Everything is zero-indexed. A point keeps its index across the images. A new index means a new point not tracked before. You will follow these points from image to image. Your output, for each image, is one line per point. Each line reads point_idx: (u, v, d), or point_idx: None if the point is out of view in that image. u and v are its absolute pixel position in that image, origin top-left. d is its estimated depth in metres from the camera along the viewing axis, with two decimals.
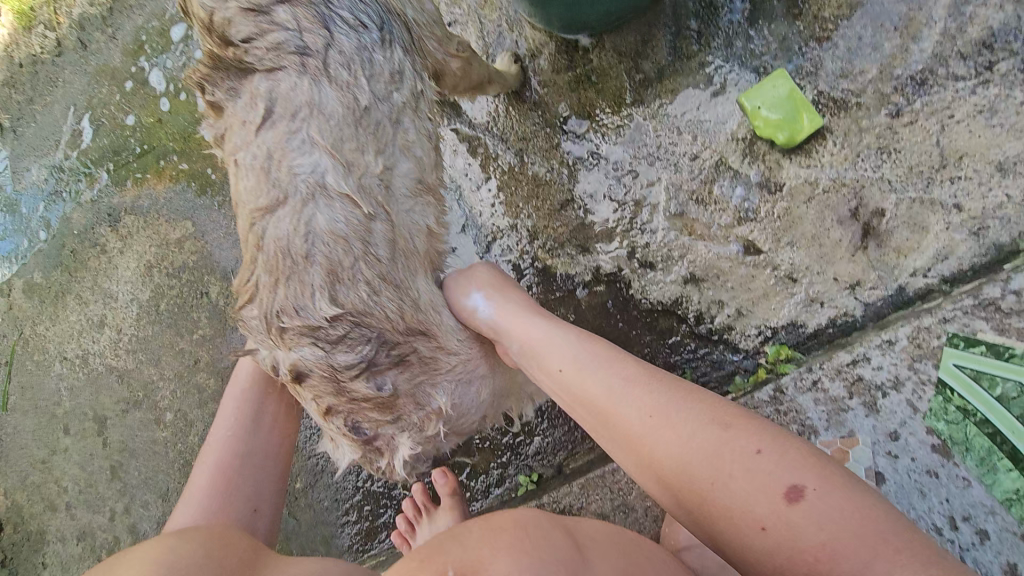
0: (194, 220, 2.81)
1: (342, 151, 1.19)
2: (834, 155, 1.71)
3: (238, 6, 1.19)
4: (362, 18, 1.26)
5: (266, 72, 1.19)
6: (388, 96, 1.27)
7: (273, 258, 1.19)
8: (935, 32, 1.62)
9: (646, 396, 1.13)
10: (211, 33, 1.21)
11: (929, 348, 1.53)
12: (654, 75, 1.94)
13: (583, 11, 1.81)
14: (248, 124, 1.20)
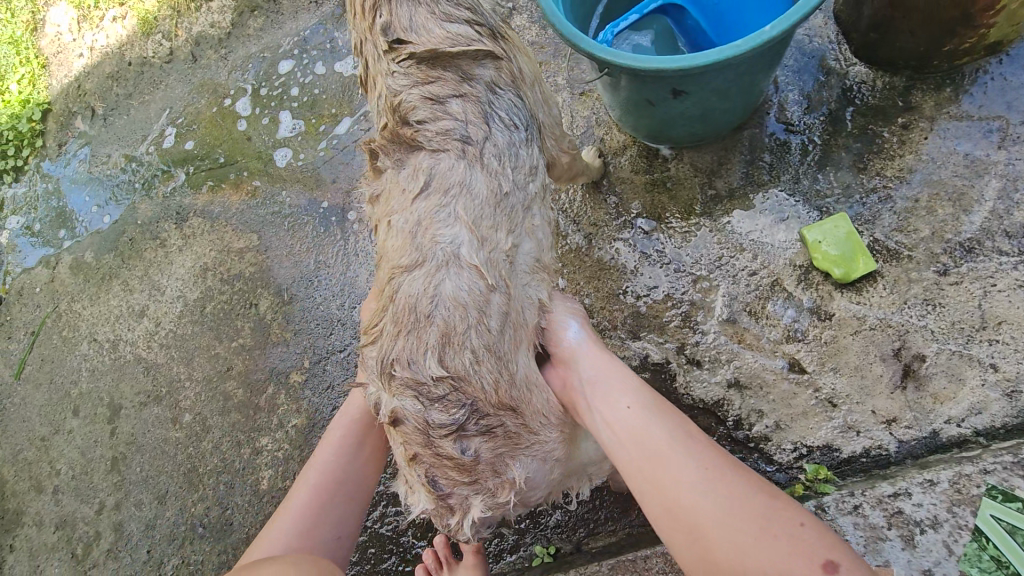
0: (261, 235, 2.95)
1: (479, 228, 1.39)
2: (884, 298, 1.87)
3: (421, 96, 1.49)
4: (514, 119, 1.55)
5: (431, 150, 1.46)
6: (524, 185, 1.52)
7: (400, 311, 1.36)
8: (985, 209, 1.83)
9: (702, 451, 1.23)
10: (394, 112, 1.52)
11: (968, 495, 1.54)
12: (725, 193, 2.14)
13: (670, 128, 2.05)
14: (407, 192, 1.44)
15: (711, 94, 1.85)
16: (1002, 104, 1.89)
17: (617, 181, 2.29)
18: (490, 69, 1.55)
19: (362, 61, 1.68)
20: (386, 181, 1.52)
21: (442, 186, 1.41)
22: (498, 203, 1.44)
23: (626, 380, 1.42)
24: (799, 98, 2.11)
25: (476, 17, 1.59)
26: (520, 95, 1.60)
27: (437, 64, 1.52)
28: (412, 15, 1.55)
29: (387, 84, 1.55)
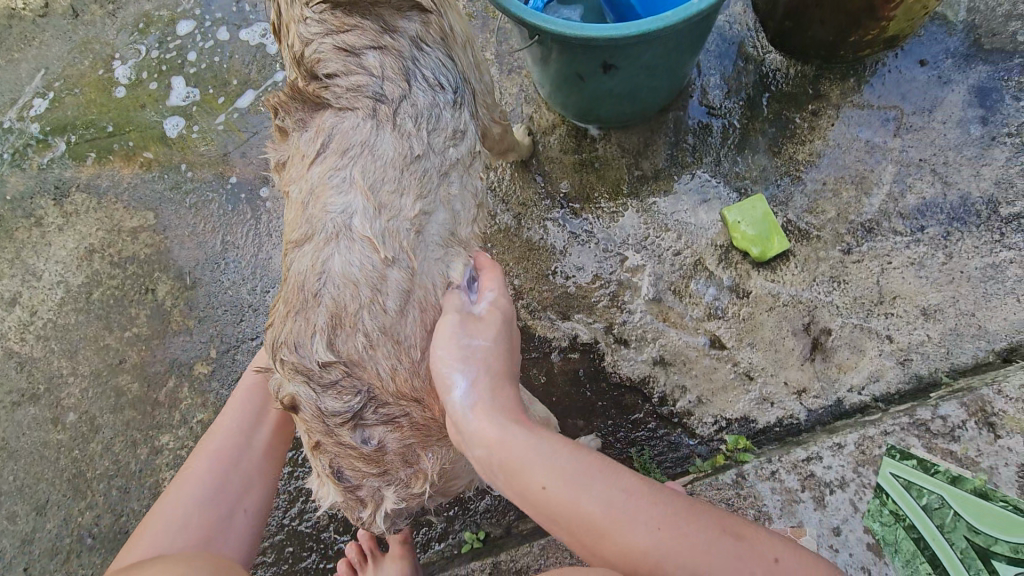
0: (158, 212, 2.66)
1: (377, 194, 1.30)
2: (796, 276, 1.96)
3: (334, 45, 1.40)
4: (440, 80, 1.47)
5: (338, 109, 1.38)
6: (441, 149, 1.42)
7: (291, 291, 1.29)
8: (882, 192, 1.97)
9: (652, 515, 0.98)
10: (301, 65, 1.42)
11: (871, 456, 1.64)
12: (650, 174, 2.17)
13: (597, 107, 2.05)
14: (306, 159, 1.36)
15: (639, 71, 1.85)
16: (897, 95, 2.03)
17: (545, 161, 2.26)
18: (417, 23, 1.46)
19: (276, 10, 1.52)
20: (292, 146, 1.41)
21: (342, 146, 1.34)
22: (406, 165, 1.34)
23: (534, 439, 1.06)
24: (719, 82, 2.17)
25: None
26: (449, 54, 1.51)
27: (355, 12, 1.41)
28: None
29: (300, 31, 1.43)
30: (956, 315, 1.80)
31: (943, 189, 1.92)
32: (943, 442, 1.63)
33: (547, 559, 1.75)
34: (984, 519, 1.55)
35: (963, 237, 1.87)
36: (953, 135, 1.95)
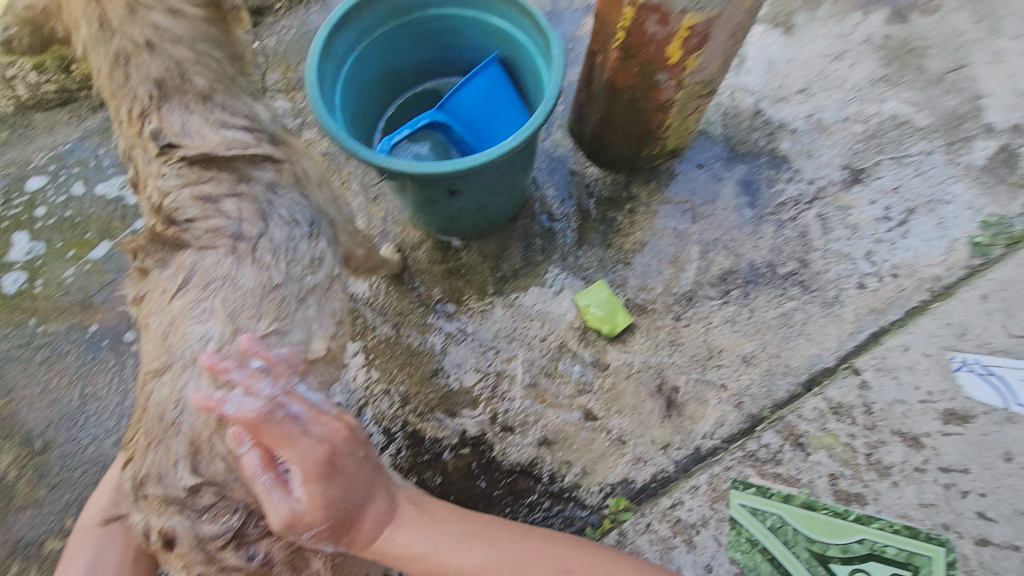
0: (4, 373, 2.47)
1: (236, 320, 1.41)
2: (643, 345, 2.28)
3: (191, 195, 1.49)
4: (296, 215, 1.62)
5: (197, 249, 1.48)
6: (300, 276, 1.57)
7: (154, 421, 1.35)
8: (694, 267, 2.41)
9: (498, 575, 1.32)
10: (159, 212, 1.51)
11: (721, 490, 1.96)
12: (510, 274, 2.46)
13: (455, 223, 2.35)
14: (165, 293, 1.46)
15: (482, 193, 2.18)
16: (688, 192, 2.55)
17: (416, 272, 2.48)
18: (270, 172, 1.61)
19: (134, 164, 1.59)
20: (152, 280, 1.50)
21: (202, 281, 1.44)
22: (265, 294, 1.48)
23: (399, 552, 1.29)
24: (556, 192, 2.60)
25: (253, 122, 1.62)
26: (308, 197, 1.69)
27: (211, 164, 1.52)
28: (184, 119, 1.51)
29: (158, 185, 1.52)
30: (767, 359, 2.18)
31: (736, 259, 2.40)
32: (773, 467, 1.98)
33: None
34: (813, 527, 1.89)
35: (758, 294, 2.32)
36: (732, 218, 2.48)
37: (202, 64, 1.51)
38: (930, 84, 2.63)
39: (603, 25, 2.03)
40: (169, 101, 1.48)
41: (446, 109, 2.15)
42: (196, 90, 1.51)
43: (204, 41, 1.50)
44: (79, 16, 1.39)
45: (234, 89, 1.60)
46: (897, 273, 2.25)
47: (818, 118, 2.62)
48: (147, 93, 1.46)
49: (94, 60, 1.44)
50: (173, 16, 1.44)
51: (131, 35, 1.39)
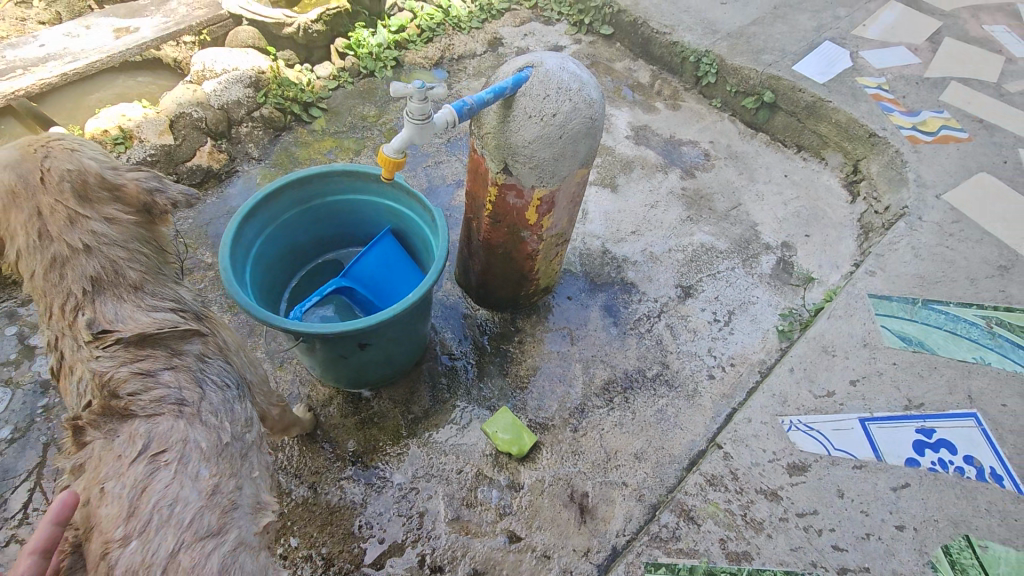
0: None
1: (205, 477, 1.44)
2: (550, 460, 2.53)
3: (130, 370, 1.52)
4: (225, 380, 1.73)
5: (146, 416, 1.47)
6: (241, 435, 1.66)
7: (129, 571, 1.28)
8: (580, 382, 2.79)
9: None
10: (102, 388, 1.48)
11: None
12: (421, 414, 2.65)
13: (364, 375, 2.55)
14: (122, 458, 1.39)
15: (389, 344, 2.44)
16: (564, 320, 3.03)
17: (329, 429, 2.57)
18: (197, 343, 1.71)
19: (57, 353, 1.62)
20: (90, 452, 1.42)
21: (161, 447, 1.42)
22: (220, 451, 1.53)
23: None
24: (452, 334, 2.95)
25: (179, 304, 1.76)
26: (227, 361, 1.79)
27: (145, 343, 1.59)
28: (117, 308, 1.60)
29: (89, 367, 1.52)
30: (655, 452, 2.54)
31: (613, 369, 2.84)
32: None
33: None
34: None
35: (637, 396, 2.73)
36: (603, 336, 2.96)
37: (133, 260, 1.68)
38: (721, 219, 3.52)
39: (475, 199, 2.53)
40: (102, 293, 1.59)
41: (349, 276, 2.48)
42: (128, 281, 1.64)
43: (136, 240, 1.70)
44: (19, 228, 1.56)
45: (160, 278, 1.75)
46: (734, 361, 2.85)
47: (651, 251, 3.32)
48: (81, 288, 1.56)
49: (28, 265, 1.58)
50: (108, 222, 1.65)
51: (68, 241, 1.56)
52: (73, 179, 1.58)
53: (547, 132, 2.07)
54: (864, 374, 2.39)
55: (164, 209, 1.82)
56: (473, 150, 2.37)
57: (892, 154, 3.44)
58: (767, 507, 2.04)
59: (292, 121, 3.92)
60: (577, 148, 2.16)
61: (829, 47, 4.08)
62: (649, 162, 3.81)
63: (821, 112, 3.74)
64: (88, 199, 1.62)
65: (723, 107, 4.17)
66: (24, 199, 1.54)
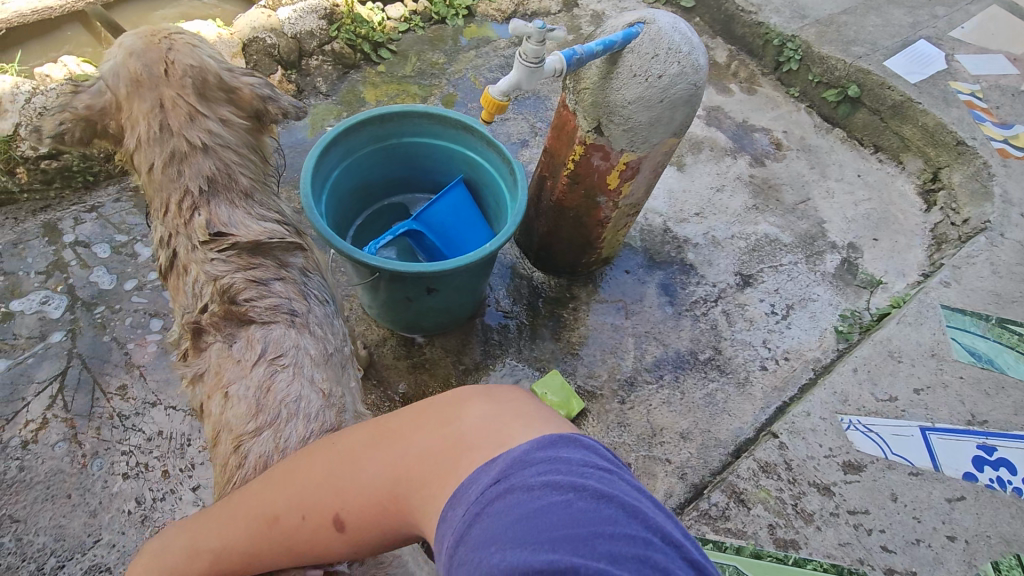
0: None
1: (319, 381, 1.52)
2: (595, 428, 2.54)
3: (244, 278, 1.63)
4: (323, 295, 1.81)
5: (262, 323, 1.57)
6: (341, 347, 1.74)
7: (252, 472, 1.37)
8: (630, 355, 2.78)
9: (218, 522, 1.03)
10: (220, 295, 1.58)
11: None
12: (472, 365, 2.68)
13: (421, 320, 2.56)
14: (242, 362, 1.50)
15: (454, 292, 2.43)
16: (620, 292, 3.00)
17: (382, 368, 2.61)
18: (299, 257, 1.81)
19: (167, 251, 1.71)
20: (208, 358, 1.54)
21: (278, 352, 1.53)
22: (326, 359, 1.60)
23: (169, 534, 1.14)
24: (505, 294, 2.94)
25: (282, 218, 1.87)
26: (324, 278, 1.86)
27: (257, 254, 1.70)
28: (230, 213, 1.72)
29: (205, 269, 1.63)
30: (701, 434, 2.53)
31: (665, 348, 2.82)
32: None
33: None
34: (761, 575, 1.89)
35: (686, 377, 2.72)
36: (658, 314, 2.93)
37: (243, 166, 1.80)
38: (788, 211, 3.42)
39: (554, 157, 2.49)
40: (217, 195, 1.71)
41: (420, 220, 2.45)
42: (240, 187, 1.76)
43: (247, 147, 1.83)
44: (140, 117, 1.66)
45: (266, 188, 1.89)
46: (788, 355, 2.81)
47: (713, 235, 3.25)
48: (197, 187, 1.68)
49: (147, 158, 1.68)
50: (223, 123, 1.76)
51: (187, 138, 1.67)
52: (194, 75, 1.70)
53: (648, 94, 2.01)
54: (928, 384, 2.34)
55: (272, 118, 1.95)
56: (563, 105, 2.32)
57: (979, 166, 3.30)
58: (819, 500, 2.04)
59: (360, 60, 3.85)
60: (674, 115, 2.09)
61: (922, 46, 3.88)
62: (718, 145, 3.70)
63: (907, 113, 3.58)
64: (205, 97, 1.74)
65: (800, 97, 4.01)
66: (148, 88, 1.64)
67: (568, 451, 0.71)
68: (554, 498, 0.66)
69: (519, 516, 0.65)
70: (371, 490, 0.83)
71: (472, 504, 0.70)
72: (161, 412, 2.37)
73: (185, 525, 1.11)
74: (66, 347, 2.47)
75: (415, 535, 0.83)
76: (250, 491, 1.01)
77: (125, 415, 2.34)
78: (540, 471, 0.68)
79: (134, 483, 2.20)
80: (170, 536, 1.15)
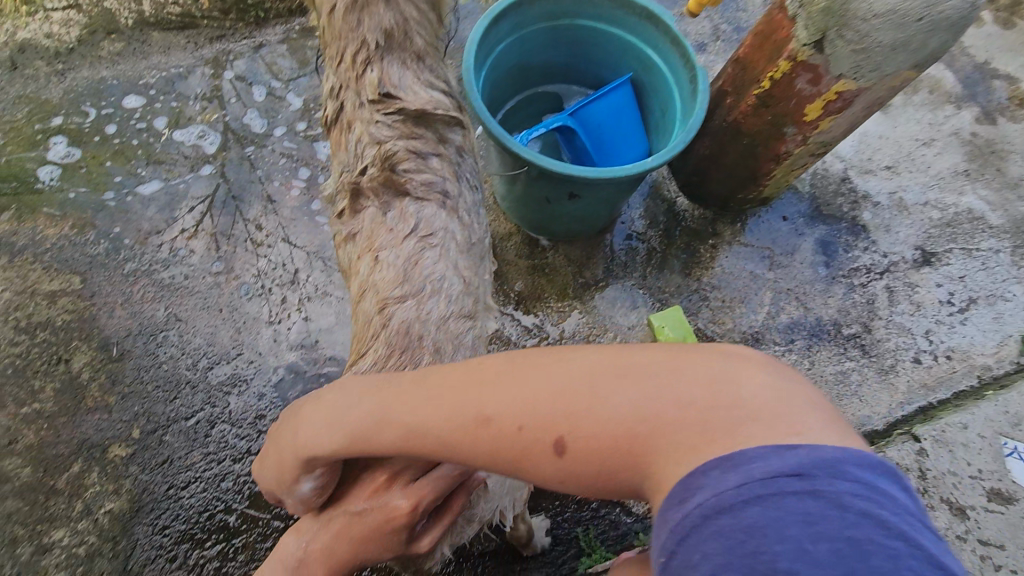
0: (89, 277, 2.41)
1: (462, 268, 1.61)
2: None
3: (405, 148, 1.60)
4: (476, 181, 1.78)
5: (416, 198, 1.59)
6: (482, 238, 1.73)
7: (392, 334, 1.49)
8: (763, 311, 2.53)
9: (399, 399, 0.96)
10: (382, 161, 1.56)
11: None
12: (591, 282, 2.56)
13: (553, 224, 2.45)
14: (394, 232, 1.56)
15: (597, 203, 2.27)
16: (769, 239, 2.67)
17: (502, 263, 2.58)
18: (459, 135, 1.73)
19: (337, 103, 1.70)
20: (363, 221, 1.60)
21: (428, 230, 1.57)
22: (468, 246, 1.65)
23: (332, 395, 1.09)
24: (641, 215, 2.71)
25: (448, 91, 1.75)
26: (478, 161, 1.81)
27: (420, 124, 1.65)
28: (401, 75, 1.63)
29: (369, 131, 1.62)
30: None
31: (805, 311, 2.53)
32: None
33: None
34: None
35: (821, 349, 2.46)
36: (808, 273, 2.61)
37: (421, 23, 1.63)
38: (1008, 187, 2.78)
39: (743, 74, 2.16)
40: (390, 52, 1.60)
41: (576, 117, 2.23)
42: (414, 47, 1.63)
43: None
44: None
45: (438, 51, 1.74)
46: (951, 355, 2.42)
47: (900, 197, 2.75)
48: (375, 39, 1.57)
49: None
50: None
51: None
52: None
53: (903, 8, 1.64)
54: None
55: None
56: (775, 10, 1.98)
57: None
58: (948, 519, 1.83)
59: None
60: (926, 41, 1.69)
61: None
62: (942, 88, 3.01)
63: None
64: None
65: None
66: None
67: (877, 478, 0.66)
68: (874, 533, 0.61)
69: (845, 541, 0.60)
70: (615, 423, 0.78)
71: (760, 486, 0.65)
72: (296, 249, 2.54)
73: (350, 395, 1.05)
74: (226, 175, 2.65)
75: (635, 489, 0.79)
76: (442, 375, 0.95)
77: (268, 250, 2.53)
78: (855, 493, 0.64)
79: (271, 311, 2.42)
80: (328, 393, 1.10)
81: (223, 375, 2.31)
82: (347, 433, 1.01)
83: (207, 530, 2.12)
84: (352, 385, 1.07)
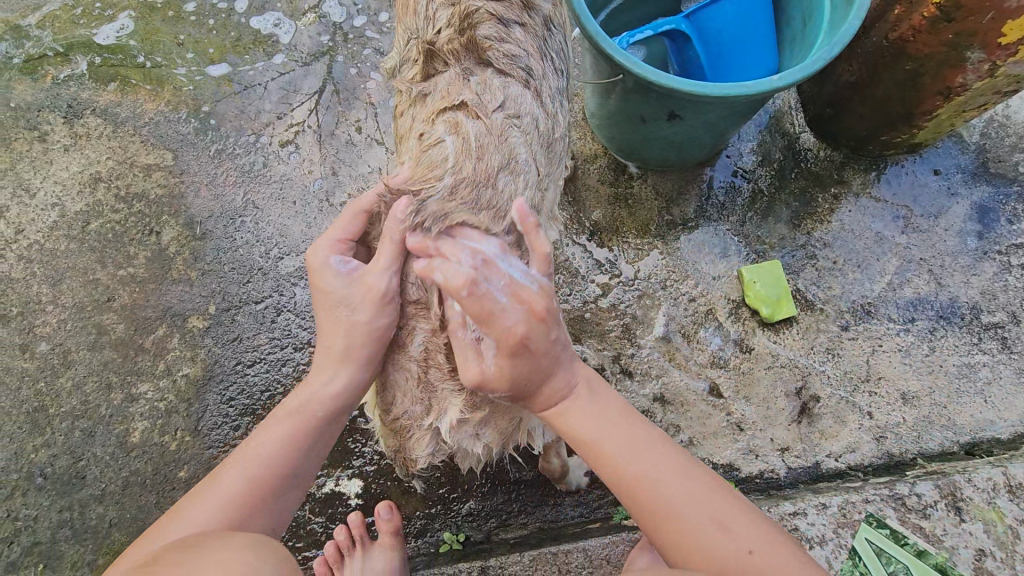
0: (180, 154, 2.49)
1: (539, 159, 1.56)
2: (797, 342, 2.10)
3: (488, 11, 1.55)
4: (560, 63, 1.72)
5: (499, 70, 1.54)
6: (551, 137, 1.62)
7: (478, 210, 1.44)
8: (883, 280, 2.14)
9: (656, 468, 1.32)
10: (463, 20, 1.52)
11: (852, 518, 1.77)
12: (680, 220, 2.27)
13: (646, 149, 2.15)
14: (479, 99, 1.49)
15: (701, 127, 1.93)
16: (909, 195, 2.21)
17: (582, 186, 2.32)
18: (547, 4, 1.67)
19: None
20: (438, 83, 1.53)
21: (515, 108, 1.52)
22: (549, 136, 1.61)
23: (590, 416, 1.38)
24: (753, 149, 2.29)
25: None
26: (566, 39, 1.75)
27: None
28: None
29: None
30: (932, 406, 1.99)
31: (936, 288, 2.11)
32: (916, 517, 1.76)
33: (535, 571, 1.80)
34: None
35: (946, 334, 2.07)
36: (951, 243, 2.15)
37: None
38: None
39: None
40: None
41: (693, 20, 1.91)
42: None
43: None
44: None
45: None
46: None
47: None
48: None
49: None
50: None
51: None
52: None
53: None
54: None
55: None
56: None
57: None
58: None
59: None
60: None
61: None
62: None
63: None
64: None
65: None
66: None
67: None
68: None
69: None
70: None
71: None
72: (375, 150, 2.47)
73: (615, 424, 1.38)
74: (312, 65, 2.56)
75: None
76: (694, 482, 1.32)
77: (345, 147, 2.47)
78: None
79: (344, 208, 2.41)
80: (586, 412, 1.38)
81: (292, 266, 2.36)
82: (600, 451, 1.35)
83: (267, 408, 2.24)
84: (615, 417, 1.40)
